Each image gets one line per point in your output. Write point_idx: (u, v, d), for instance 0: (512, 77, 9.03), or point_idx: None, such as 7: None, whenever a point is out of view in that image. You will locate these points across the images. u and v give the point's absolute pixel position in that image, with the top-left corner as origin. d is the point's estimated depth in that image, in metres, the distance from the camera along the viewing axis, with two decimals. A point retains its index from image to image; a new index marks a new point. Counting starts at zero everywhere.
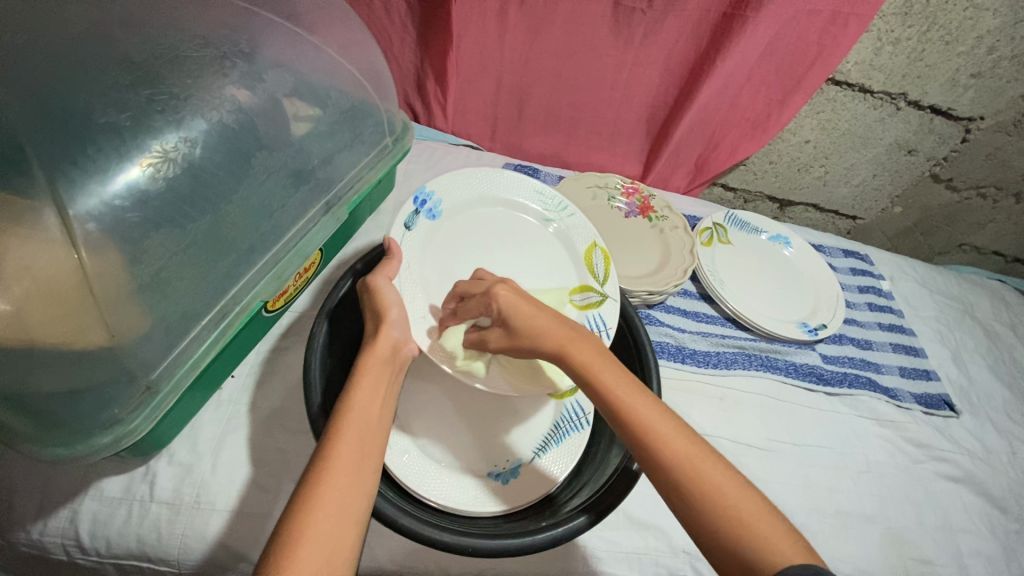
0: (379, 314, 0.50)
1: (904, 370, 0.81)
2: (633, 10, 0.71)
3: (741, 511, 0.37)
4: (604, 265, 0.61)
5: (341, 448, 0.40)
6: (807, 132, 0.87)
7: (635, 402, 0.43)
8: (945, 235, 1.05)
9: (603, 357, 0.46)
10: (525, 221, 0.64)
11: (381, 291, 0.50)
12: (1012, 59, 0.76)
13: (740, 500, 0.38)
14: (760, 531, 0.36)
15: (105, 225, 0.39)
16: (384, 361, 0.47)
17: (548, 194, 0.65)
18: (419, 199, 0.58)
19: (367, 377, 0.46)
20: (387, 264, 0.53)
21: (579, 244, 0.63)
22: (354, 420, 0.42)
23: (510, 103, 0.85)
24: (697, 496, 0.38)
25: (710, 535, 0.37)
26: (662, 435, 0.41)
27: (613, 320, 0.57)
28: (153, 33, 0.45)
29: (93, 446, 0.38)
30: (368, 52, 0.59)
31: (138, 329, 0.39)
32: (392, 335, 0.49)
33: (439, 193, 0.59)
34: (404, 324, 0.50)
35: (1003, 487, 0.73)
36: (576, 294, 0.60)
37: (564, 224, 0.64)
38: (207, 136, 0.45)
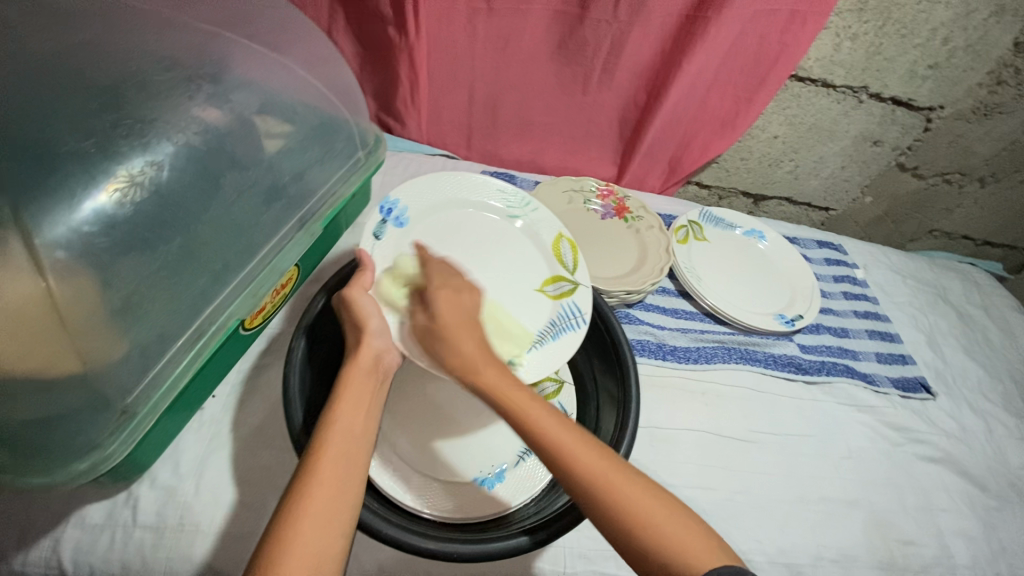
0: (359, 325, 0.50)
1: (880, 355, 0.83)
2: (598, 19, 0.73)
3: (653, 523, 0.40)
4: (572, 254, 0.62)
5: (325, 459, 0.41)
6: (775, 127, 0.89)
7: (544, 424, 0.43)
8: (915, 222, 1.07)
9: (510, 382, 0.45)
10: (491, 221, 0.63)
11: (359, 303, 0.50)
12: (966, 49, 0.79)
13: (658, 512, 0.40)
14: (670, 537, 0.39)
15: (74, 252, 0.39)
16: (366, 372, 0.48)
17: (510, 190, 0.65)
18: (384, 208, 0.58)
19: (352, 387, 0.46)
20: (361, 274, 0.52)
21: (547, 236, 0.63)
22: (339, 432, 0.43)
23: (483, 111, 0.86)
24: (613, 515, 0.40)
25: (628, 545, 0.40)
26: (576, 456, 0.42)
27: (586, 307, 0.59)
28: (117, 59, 0.45)
29: (70, 474, 0.37)
30: (336, 69, 0.59)
31: (111, 353, 0.39)
32: (374, 346, 0.49)
33: (404, 200, 0.59)
34: (385, 333, 0.50)
35: (980, 465, 0.75)
36: (549, 286, 0.61)
37: (530, 219, 0.64)
38: (174, 158, 0.45)
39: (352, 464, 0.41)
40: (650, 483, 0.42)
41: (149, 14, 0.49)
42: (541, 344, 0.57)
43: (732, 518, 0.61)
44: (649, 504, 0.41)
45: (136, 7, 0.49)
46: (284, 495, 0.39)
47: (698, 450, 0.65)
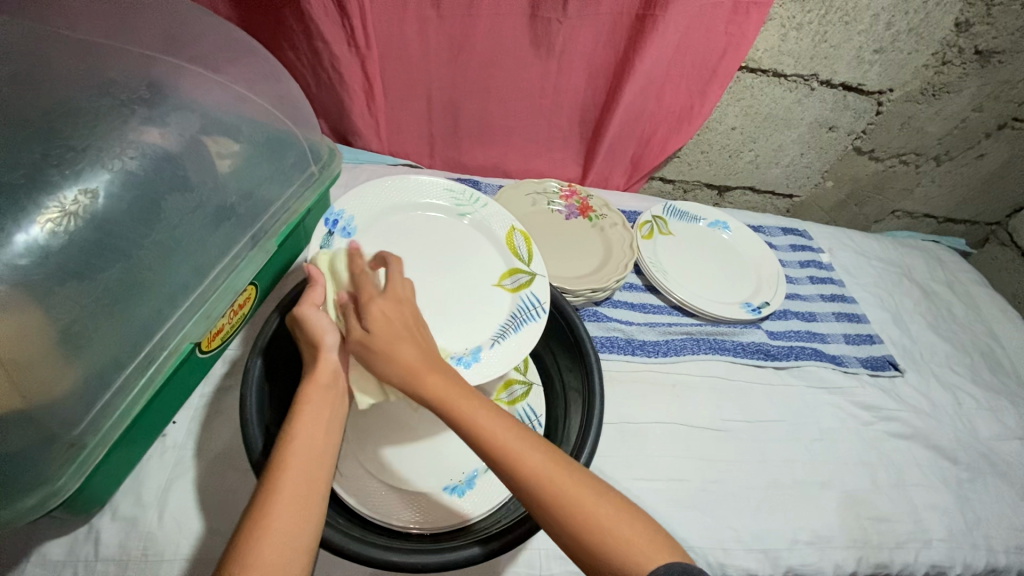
0: (314, 342, 0.49)
1: (847, 336, 0.84)
2: (549, 20, 0.73)
3: (599, 516, 0.40)
4: (526, 246, 0.63)
5: (285, 481, 0.40)
6: (732, 119, 0.90)
7: (487, 428, 0.43)
8: (877, 204, 1.09)
9: (454, 386, 0.45)
10: (441, 220, 0.64)
11: (311, 321, 0.49)
12: (908, 32, 0.81)
13: (603, 505, 0.40)
14: (618, 543, 0.39)
15: (9, 284, 0.38)
16: (326, 387, 0.47)
17: (457, 189, 0.65)
18: (329, 220, 0.58)
19: (309, 404, 0.45)
20: (312, 291, 0.51)
21: (498, 230, 0.64)
22: (299, 452, 0.42)
23: (443, 119, 0.86)
24: (563, 518, 0.40)
25: (578, 547, 0.39)
26: (519, 462, 0.41)
27: (545, 295, 0.60)
28: (47, 89, 0.45)
29: (18, 510, 0.38)
30: (280, 87, 0.60)
31: (50, 386, 0.39)
32: (332, 360, 0.48)
33: (348, 210, 0.59)
34: (342, 347, 0.50)
35: (950, 438, 0.76)
36: (507, 279, 0.62)
37: (478, 215, 0.65)
38: (110, 186, 0.45)
39: (313, 483, 0.41)
40: (596, 483, 0.42)
41: (82, 41, 0.49)
42: (504, 337, 0.57)
43: (707, 508, 0.61)
44: (591, 499, 0.41)
45: (70, 36, 0.49)
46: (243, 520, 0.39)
47: (671, 442, 0.66)
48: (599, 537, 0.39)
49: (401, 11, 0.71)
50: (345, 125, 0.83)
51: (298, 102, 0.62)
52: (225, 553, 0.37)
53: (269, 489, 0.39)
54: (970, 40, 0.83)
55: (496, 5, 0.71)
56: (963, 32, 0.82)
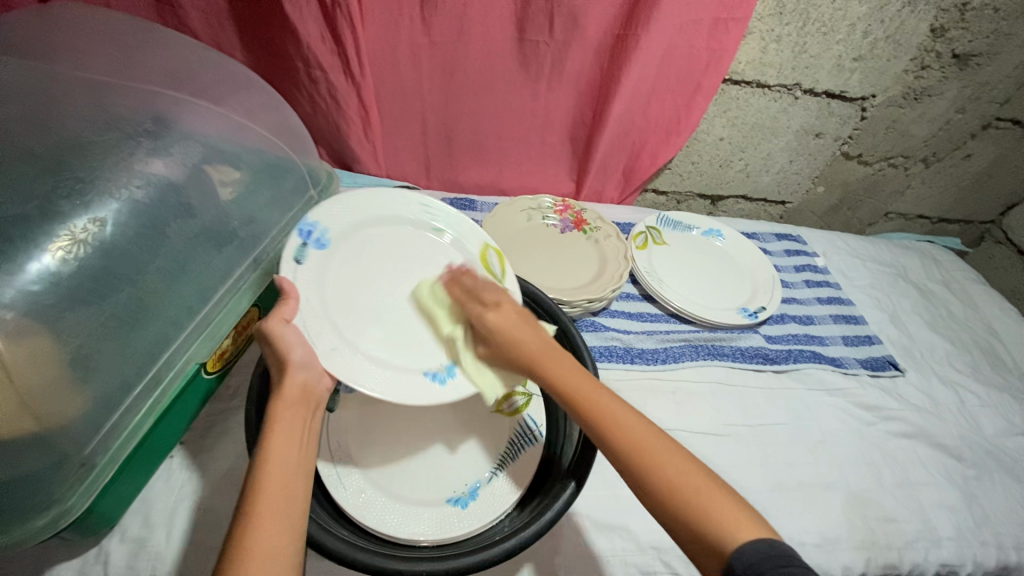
0: (282, 358, 0.47)
1: (846, 338, 0.85)
2: (537, 43, 0.76)
3: (691, 491, 0.40)
4: (499, 262, 0.63)
5: (262, 503, 0.39)
6: (719, 129, 0.92)
7: (599, 400, 0.46)
8: (869, 207, 1.11)
9: (568, 364, 0.49)
10: (417, 236, 0.62)
11: (282, 336, 0.47)
12: (886, 40, 0.83)
13: (696, 481, 0.41)
14: (713, 514, 0.39)
15: (22, 311, 0.40)
16: (296, 404, 0.46)
17: (432, 206, 0.65)
18: (302, 231, 0.54)
19: (281, 424, 0.44)
20: (284, 304, 0.49)
21: (472, 247, 0.63)
22: (275, 471, 0.41)
23: (438, 141, 0.88)
24: (658, 487, 0.41)
25: (675, 519, 0.40)
26: (621, 432, 0.44)
27: (521, 312, 0.59)
28: (55, 125, 0.47)
29: (29, 531, 0.39)
30: (278, 116, 0.63)
31: (63, 409, 0.40)
32: (301, 377, 0.47)
33: (322, 221, 0.56)
34: (310, 363, 0.48)
35: (955, 435, 0.76)
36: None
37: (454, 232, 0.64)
38: (117, 215, 0.47)
39: (292, 500, 0.40)
40: (696, 462, 0.43)
41: (90, 80, 0.52)
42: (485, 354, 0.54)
43: None
44: (679, 466, 0.42)
45: (79, 75, 0.52)
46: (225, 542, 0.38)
47: None
48: (685, 502, 0.40)
49: (394, 40, 0.74)
50: (342, 150, 0.85)
51: (294, 130, 0.64)
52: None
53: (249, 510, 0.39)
54: (947, 44, 0.85)
55: (486, 29, 0.74)
56: (939, 37, 0.84)
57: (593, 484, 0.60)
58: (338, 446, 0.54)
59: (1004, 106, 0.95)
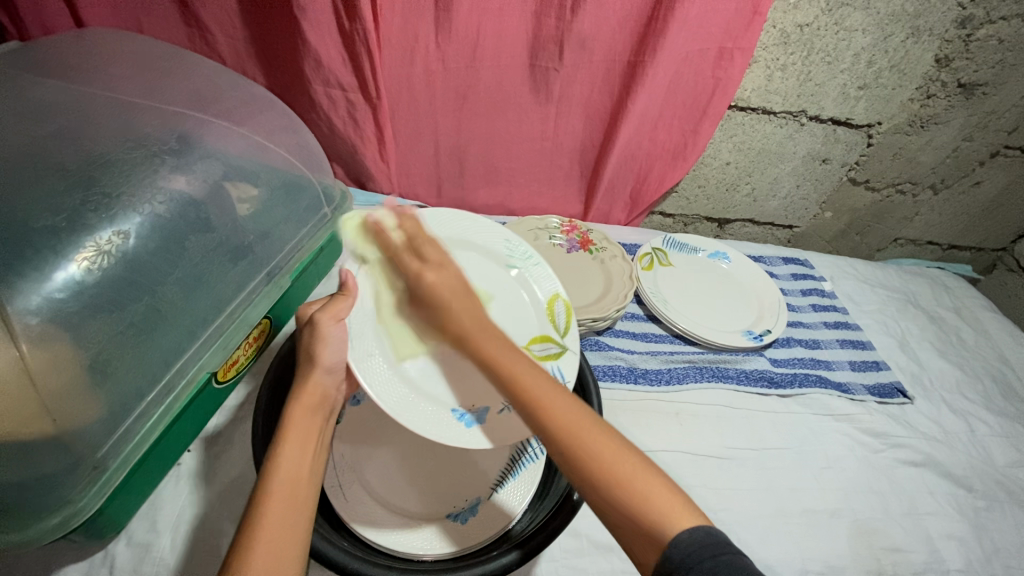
0: (312, 356, 0.51)
1: (854, 363, 0.84)
2: (546, 69, 0.78)
3: (619, 472, 0.41)
4: (565, 317, 0.63)
5: (271, 508, 0.42)
6: (726, 154, 0.94)
7: (527, 381, 0.46)
8: (878, 233, 1.11)
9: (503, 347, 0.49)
10: (491, 266, 0.65)
11: (326, 335, 0.51)
12: (891, 69, 0.84)
13: (622, 459, 0.42)
14: (643, 495, 0.40)
15: (46, 317, 0.42)
16: (312, 408, 0.49)
17: (514, 242, 0.68)
18: (372, 238, 0.60)
19: (297, 428, 0.47)
20: (341, 302, 0.54)
21: (541, 295, 0.65)
22: (286, 475, 0.44)
23: (450, 162, 0.91)
24: (581, 468, 0.42)
25: (603, 501, 0.41)
26: (552, 414, 0.44)
27: (571, 372, 0.58)
28: (88, 144, 0.50)
29: (40, 530, 0.39)
30: (296, 136, 0.66)
31: (79, 412, 0.41)
32: (322, 380, 0.51)
33: (400, 231, 0.62)
34: (336, 369, 0.52)
35: (964, 465, 0.74)
36: (538, 345, 0.60)
37: (527, 271, 0.66)
38: (140, 228, 0.49)
39: (298, 507, 0.43)
40: (626, 446, 0.43)
41: (122, 102, 0.55)
42: None
43: None
44: (616, 454, 0.42)
45: (112, 97, 0.55)
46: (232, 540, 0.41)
47: (677, 470, 0.66)
48: (621, 492, 0.40)
49: (409, 65, 0.77)
50: (357, 170, 0.88)
51: (311, 149, 0.67)
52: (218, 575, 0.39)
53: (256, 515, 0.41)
54: (952, 74, 0.86)
55: (497, 56, 0.77)
56: (944, 67, 0.85)
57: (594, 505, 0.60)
58: (342, 457, 0.55)
59: (1013, 135, 0.96)
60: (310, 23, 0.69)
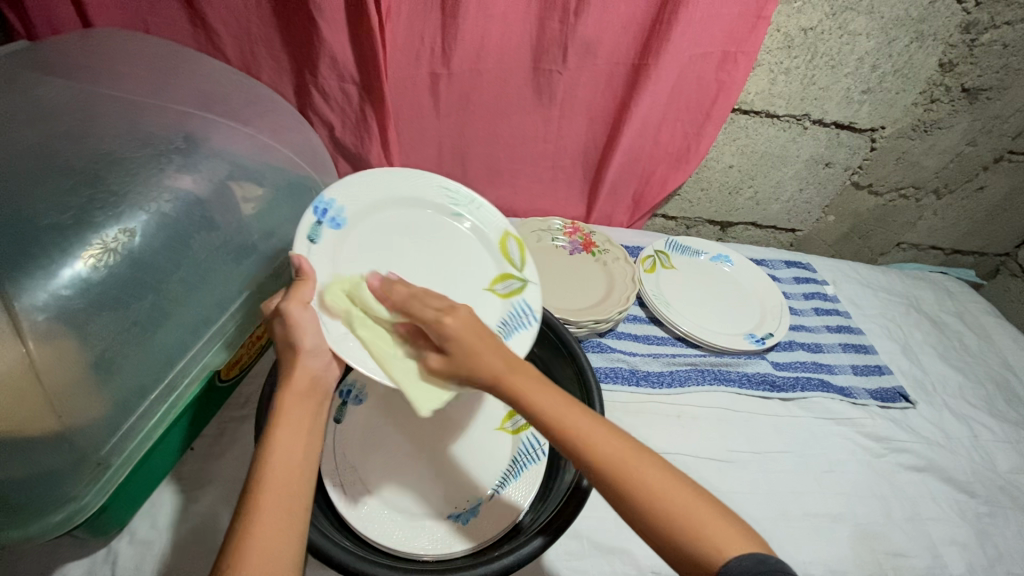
0: (292, 343, 0.46)
1: (856, 367, 0.84)
2: (550, 71, 0.78)
3: (678, 509, 0.40)
4: (519, 252, 0.64)
5: (264, 498, 0.39)
6: (728, 158, 0.94)
7: (571, 420, 0.44)
8: (881, 237, 1.11)
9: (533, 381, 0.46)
10: (435, 218, 0.63)
11: (297, 321, 0.47)
12: (895, 73, 0.84)
13: (680, 496, 0.41)
14: (703, 534, 0.40)
15: (52, 314, 0.42)
16: (305, 394, 0.46)
17: (454, 188, 0.65)
18: (317, 209, 0.55)
19: (286, 417, 0.44)
20: (302, 286, 0.49)
21: (492, 236, 0.64)
22: (279, 465, 0.41)
23: (453, 163, 0.91)
24: (647, 511, 0.41)
25: (669, 544, 0.40)
26: (604, 455, 0.42)
27: (536, 303, 0.60)
28: (95, 142, 0.51)
29: (45, 525, 0.40)
30: (302, 136, 0.66)
31: (85, 410, 0.42)
32: (309, 366, 0.47)
33: (338, 200, 0.57)
34: (320, 352, 0.48)
35: (967, 470, 0.74)
36: (498, 284, 0.62)
37: (474, 217, 0.65)
38: (146, 226, 0.50)
39: (294, 498, 0.40)
40: (680, 478, 0.43)
41: (128, 101, 0.56)
42: None
43: None
44: (673, 493, 0.41)
45: (119, 96, 0.56)
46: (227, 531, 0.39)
47: None
48: (685, 535, 0.40)
49: (414, 66, 0.77)
50: (361, 170, 0.88)
51: (317, 148, 0.68)
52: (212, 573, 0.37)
53: (251, 508, 0.39)
54: (956, 78, 0.86)
55: (501, 57, 0.77)
56: (948, 72, 0.85)
57: (595, 506, 0.60)
58: (342, 457, 0.55)
59: (1016, 140, 0.96)
60: (326, 19, 0.69)
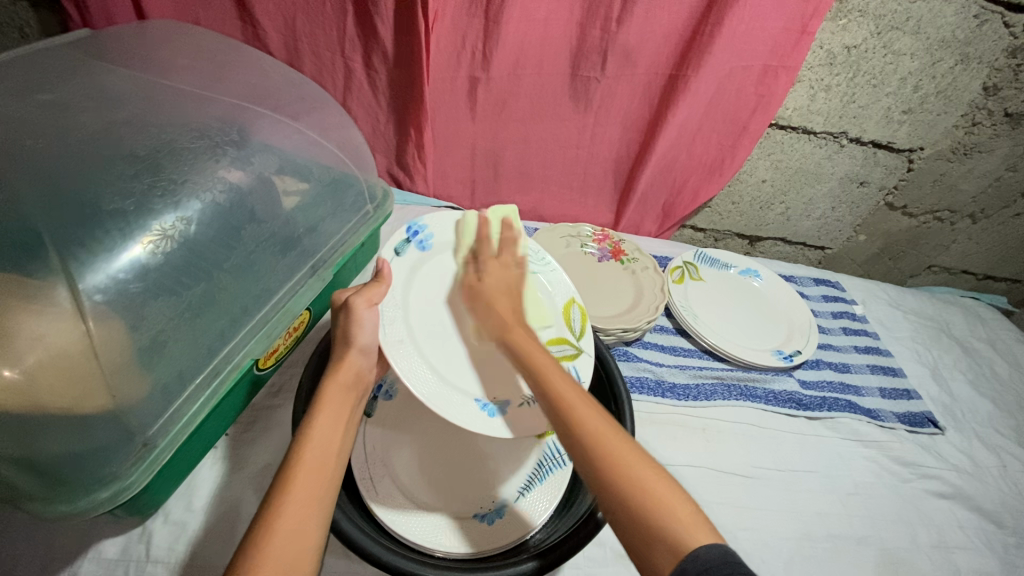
0: (349, 338, 0.51)
1: (884, 391, 0.83)
2: (588, 79, 0.79)
3: (634, 474, 0.42)
4: (581, 323, 0.62)
5: (306, 470, 0.42)
6: (762, 172, 0.93)
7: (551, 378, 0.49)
8: (912, 259, 1.10)
9: (539, 349, 0.53)
10: (509, 270, 0.65)
11: (361, 320, 0.51)
12: (937, 95, 0.83)
13: (641, 468, 0.43)
14: (660, 502, 0.41)
15: (110, 296, 0.43)
16: (347, 385, 0.50)
17: (532, 248, 0.67)
18: (410, 229, 0.60)
19: (333, 400, 0.48)
20: (374, 289, 0.53)
21: (557, 299, 0.64)
22: (318, 446, 0.44)
23: (485, 166, 0.92)
24: (605, 464, 0.43)
25: (616, 498, 0.42)
26: (575, 411, 0.46)
27: (586, 374, 0.57)
28: (155, 130, 0.52)
29: (92, 501, 0.40)
30: (346, 132, 0.67)
31: (135, 392, 0.43)
32: (357, 362, 0.51)
33: (430, 228, 0.62)
34: (370, 352, 0.52)
35: (996, 501, 0.73)
36: (553, 346, 0.60)
37: (545, 276, 0.65)
38: (201, 214, 0.51)
39: (328, 476, 0.43)
40: (645, 456, 0.44)
41: (187, 93, 0.57)
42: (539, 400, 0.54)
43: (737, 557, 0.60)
44: (632, 459, 0.43)
45: (177, 88, 0.57)
46: (264, 496, 0.41)
47: (700, 486, 0.65)
48: (632, 491, 0.41)
49: (453, 69, 0.78)
50: (396, 168, 0.89)
51: (359, 146, 0.69)
52: (247, 530, 0.39)
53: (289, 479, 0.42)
54: (999, 103, 0.85)
55: (540, 63, 0.77)
56: (992, 95, 0.84)
57: None
58: (373, 451, 0.55)
59: None
60: (380, 17, 0.70)
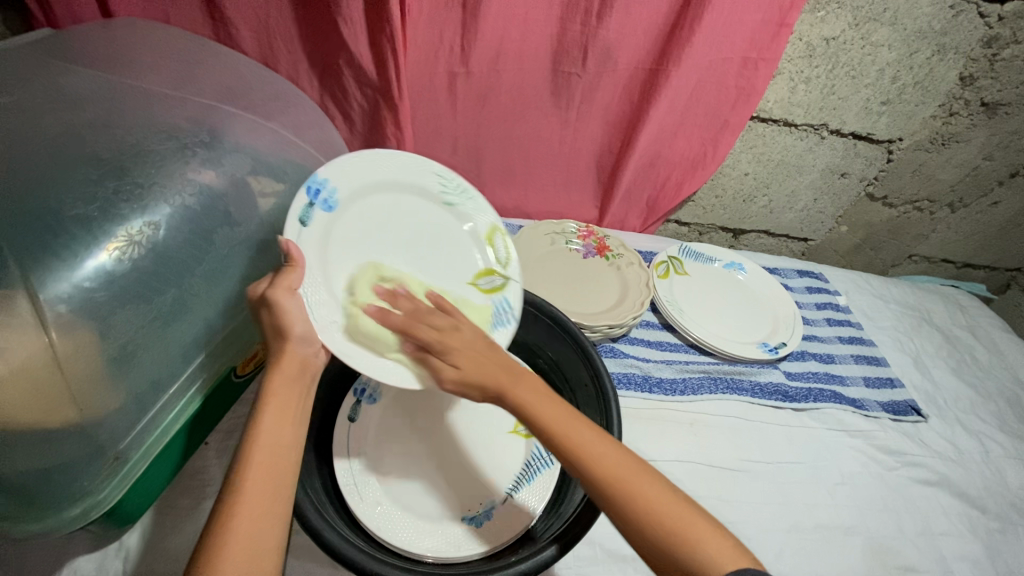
0: (282, 332, 0.46)
1: (868, 379, 0.84)
2: (569, 75, 0.78)
3: (666, 518, 0.41)
4: (504, 245, 0.62)
5: (256, 476, 0.40)
6: (745, 165, 0.93)
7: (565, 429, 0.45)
8: (893, 248, 1.11)
9: (537, 391, 0.47)
10: (428, 209, 0.60)
11: (287, 310, 0.45)
12: (915, 86, 0.84)
13: (669, 505, 0.42)
14: (692, 540, 0.41)
15: (75, 306, 0.42)
16: (292, 377, 0.46)
17: (447, 175, 0.61)
18: (311, 189, 0.51)
19: (273, 395, 0.44)
20: (291, 273, 0.47)
21: (478, 227, 0.62)
22: (267, 446, 0.42)
23: (468, 163, 0.90)
24: (632, 512, 0.42)
25: (645, 539, 0.41)
26: (593, 461, 0.44)
27: (516, 301, 0.59)
28: (120, 132, 0.50)
29: (63, 519, 0.41)
30: (322, 130, 0.66)
31: (104, 406, 0.42)
32: (296, 353, 0.46)
33: (332, 180, 0.53)
34: (309, 337, 0.47)
35: (979, 486, 0.74)
36: (482, 279, 0.60)
37: (464, 208, 0.62)
38: (170, 219, 0.50)
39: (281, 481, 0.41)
40: (673, 490, 0.44)
41: (154, 93, 0.56)
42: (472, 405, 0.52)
43: None
44: (661, 498, 0.42)
45: (144, 88, 0.55)
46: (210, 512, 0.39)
47: (690, 481, 0.65)
48: (670, 534, 0.41)
49: (432, 66, 0.76)
50: None
51: (336, 145, 0.67)
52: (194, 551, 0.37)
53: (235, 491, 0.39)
54: (975, 93, 0.86)
55: (520, 59, 0.76)
56: (968, 85, 0.85)
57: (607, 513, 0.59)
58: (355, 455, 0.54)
59: None
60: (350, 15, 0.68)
